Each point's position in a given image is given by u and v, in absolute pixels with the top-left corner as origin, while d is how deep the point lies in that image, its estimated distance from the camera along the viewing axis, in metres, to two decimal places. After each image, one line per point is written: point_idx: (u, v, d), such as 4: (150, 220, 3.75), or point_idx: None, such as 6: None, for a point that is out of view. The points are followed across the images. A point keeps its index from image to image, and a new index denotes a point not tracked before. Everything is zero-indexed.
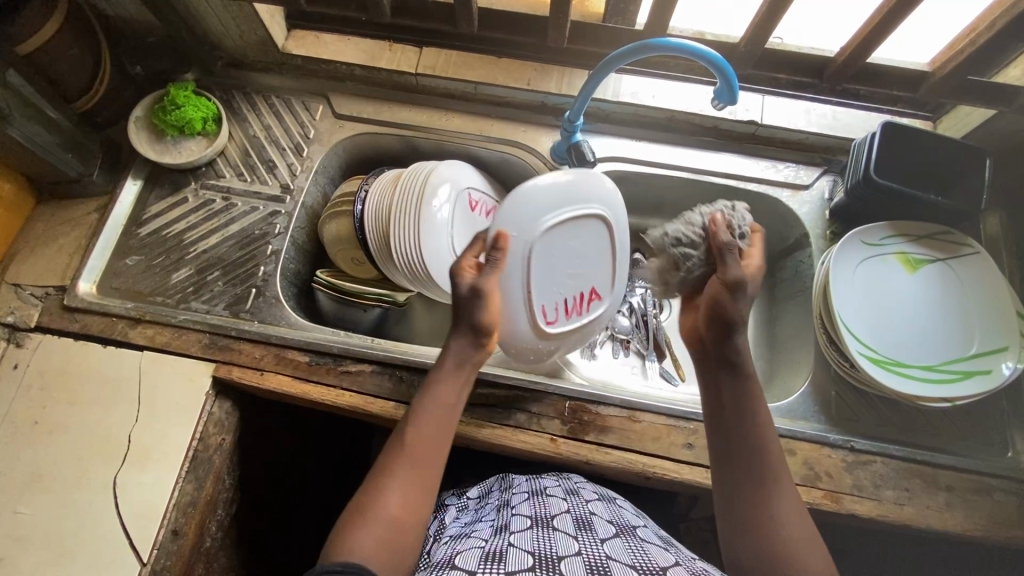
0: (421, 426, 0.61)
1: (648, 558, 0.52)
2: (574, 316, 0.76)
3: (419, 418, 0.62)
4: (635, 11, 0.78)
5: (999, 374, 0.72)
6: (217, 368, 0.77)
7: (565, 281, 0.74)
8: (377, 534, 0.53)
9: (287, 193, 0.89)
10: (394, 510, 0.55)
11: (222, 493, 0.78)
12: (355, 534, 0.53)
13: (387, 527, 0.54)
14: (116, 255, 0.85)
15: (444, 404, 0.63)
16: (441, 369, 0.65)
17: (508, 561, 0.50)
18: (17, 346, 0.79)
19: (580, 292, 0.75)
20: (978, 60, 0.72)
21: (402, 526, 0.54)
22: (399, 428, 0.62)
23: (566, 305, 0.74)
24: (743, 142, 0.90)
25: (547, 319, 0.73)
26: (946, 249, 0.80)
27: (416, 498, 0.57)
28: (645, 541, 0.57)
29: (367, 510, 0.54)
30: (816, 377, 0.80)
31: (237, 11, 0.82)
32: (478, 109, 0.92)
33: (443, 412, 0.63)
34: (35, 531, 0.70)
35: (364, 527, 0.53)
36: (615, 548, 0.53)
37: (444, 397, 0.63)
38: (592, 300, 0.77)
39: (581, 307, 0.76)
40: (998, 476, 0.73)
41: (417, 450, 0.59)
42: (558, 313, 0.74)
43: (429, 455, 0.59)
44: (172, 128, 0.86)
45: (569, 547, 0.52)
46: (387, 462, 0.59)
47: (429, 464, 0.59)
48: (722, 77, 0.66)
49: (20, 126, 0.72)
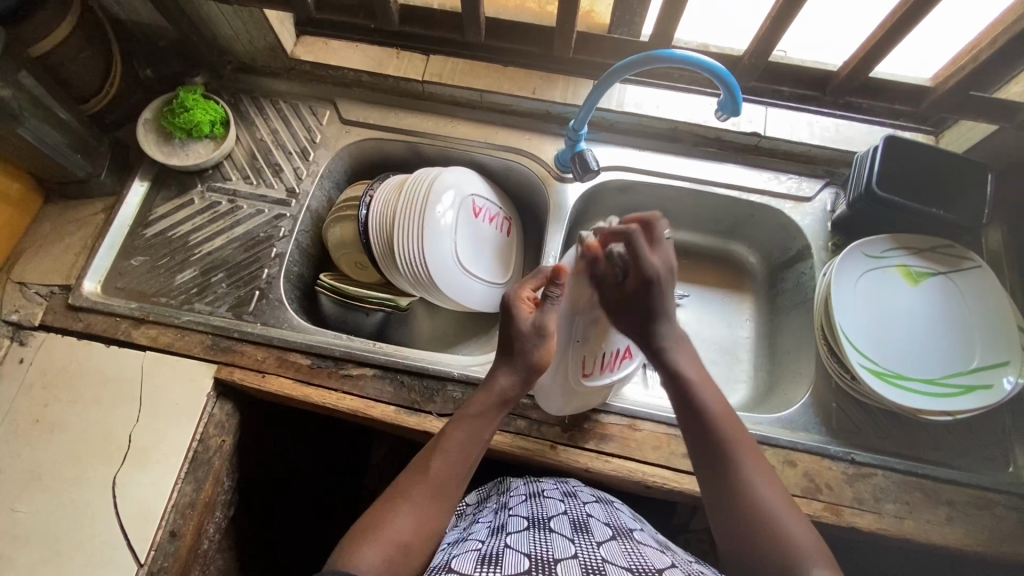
0: (447, 455, 0.61)
1: (644, 561, 0.52)
2: (609, 371, 0.72)
3: (446, 448, 0.62)
4: (640, 22, 0.79)
5: (1000, 388, 0.72)
6: (220, 369, 0.77)
7: (612, 336, 0.71)
8: (386, 554, 0.52)
9: (293, 197, 0.90)
10: (407, 534, 0.55)
11: (220, 496, 0.78)
12: (364, 548, 0.53)
13: (396, 549, 0.53)
14: (121, 255, 0.86)
15: (472, 439, 0.63)
16: (476, 400, 0.66)
17: (504, 563, 0.49)
18: (20, 344, 0.79)
19: (621, 347, 0.72)
20: (979, 75, 0.73)
21: (412, 549, 0.54)
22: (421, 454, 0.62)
23: (604, 359, 0.71)
24: (746, 153, 0.91)
25: (586, 371, 0.70)
26: (948, 264, 0.80)
27: (425, 527, 0.56)
28: (642, 544, 0.56)
29: (379, 530, 0.55)
30: (817, 388, 0.80)
31: (247, 17, 0.83)
32: (483, 117, 0.93)
33: (468, 445, 0.63)
34: (33, 530, 0.70)
35: (373, 545, 0.53)
36: (611, 551, 0.53)
37: (473, 429, 0.64)
38: (625, 359, 0.74)
39: (616, 363, 0.73)
40: (998, 491, 0.72)
41: (437, 479, 0.60)
42: (595, 367, 0.71)
43: (450, 485, 0.60)
44: (179, 131, 0.87)
45: (565, 549, 0.52)
46: (406, 486, 0.59)
47: (445, 493, 0.59)
48: (726, 89, 0.67)
49: (32, 126, 0.73)
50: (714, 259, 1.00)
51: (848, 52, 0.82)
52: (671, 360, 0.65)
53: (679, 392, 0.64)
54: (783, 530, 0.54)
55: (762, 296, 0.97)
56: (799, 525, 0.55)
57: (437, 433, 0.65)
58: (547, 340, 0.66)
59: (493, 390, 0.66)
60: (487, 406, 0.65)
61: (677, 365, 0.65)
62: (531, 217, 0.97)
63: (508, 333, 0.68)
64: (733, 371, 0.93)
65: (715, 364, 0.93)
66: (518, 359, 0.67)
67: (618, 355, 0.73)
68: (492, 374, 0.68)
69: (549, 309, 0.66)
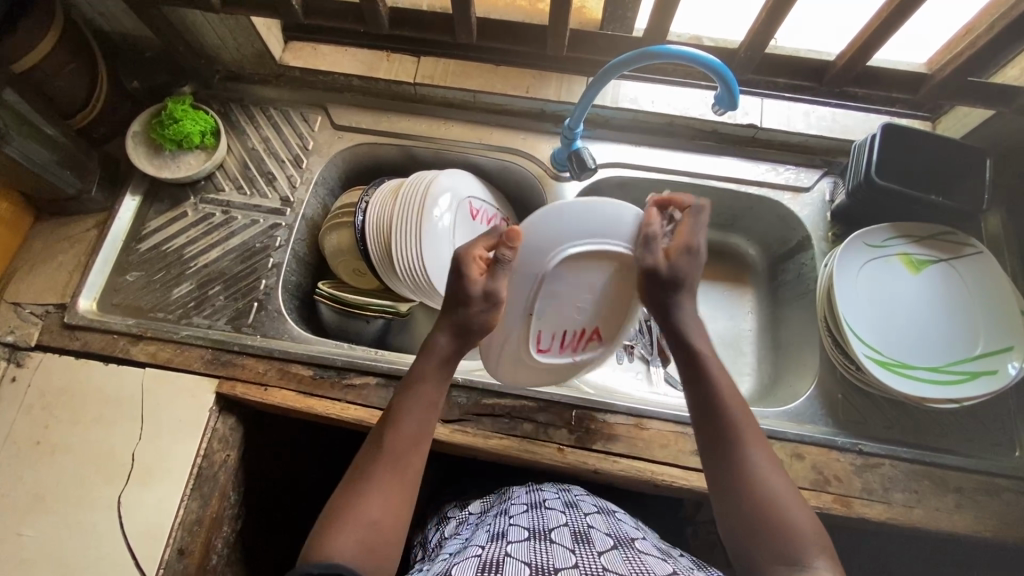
0: (404, 420, 0.60)
1: (645, 569, 0.52)
2: (568, 351, 0.73)
3: (400, 415, 0.60)
4: (632, 17, 0.77)
5: (1006, 373, 0.72)
6: (221, 384, 0.76)
7: (575, 315, 0.70)
8: (358, 539, 0.51)
9: (288, 206, 0.89)
10: (376, 513, 0.54)
11: (227, 510, 0.77)
12: (335, 536, 0.51)
13: (368, 531, 0.52)
14: (116, 272, 0.85)
15: (425, 403, 0.62)
16: (433, 355, 0.63)
17: (505, 572, 0.49)
18: (17, 365, 0.78)
19: (585, 328, 0.72)
20: (978, 60, 0.72)
21: (385, 528, 0.53)
22: (381, 428, 0.60)
23: (563, 337, 0.71)
24: (743, 146, 0.90)
25: (540, 346, 0.71)
26: (949, 250, 0.80)
27: (395, 500, 0.55)
28: (643, 553, 0.56)
29: (347, 514, 0.53)
30: (822, 380, 0.80)
31: (234, 25, 0.82)
32: (477, 118, 0.92)
33: (430, 407, 0.62)
34: (38, 554, 0.69)
35: (345, 531, 0.52)
36: (612, 559, 0.53)
37: (423, 391, 0.62)
38: (593, 341, 0.73)
39: (580, 343, 0.73)
40: (1006, 476, 0.72)
41: (398, 453, 0.58)
42: (551, 343, 0.71)
43: (412, 451, 0.59)
44: (170, 142, 0.86)
45: (565, 559, 0.52)
46: (368, 462, 0.58)
47: (408, 463, 0.58)
48: (722, 82, 0.66)
49: (18, 144, 0.72)
50: (714, 252, 1.00)
51: (845, 41, 0.81)
52: (684, 327, 0.64)
53: (688, 359, 0.63)
54: (783, 515, 0.53)
55: (763, 289, 0.97)
56: (799, 511, 0.54)
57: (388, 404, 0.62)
58: (497, 306, 0.63)
59: (433, 350, 0.63)
60: (431, 369, 0.63)
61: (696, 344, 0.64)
62: None
63: (459, 311, 0.63)
64: (737, 365, 0.92)
65: (717, 357, 0.93)
66: (472, 336, 0.64)
67: (582, 336, 0.72)
68: (433, 337, 0.64)
69: (500, 275, 0.62)
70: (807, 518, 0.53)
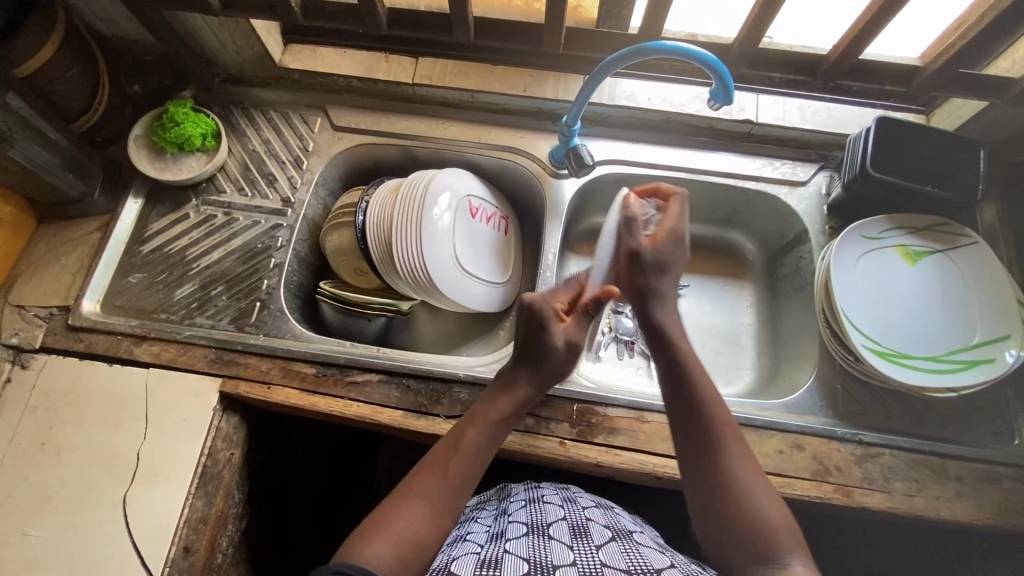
0: (467, 453, 0.63)
1: (643, 562, 0.53)
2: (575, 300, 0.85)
3: (467, 445, 0.63)
4: (628, 15, 0.78)
5: (1003, 362, 0.73)
6: (224, 383, 0.77)
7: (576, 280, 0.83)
8: (394, 546, 0.53)
9: (289, 206, 0.89)
10: (414, 528, 0.56)
11: (232, 509, 0.78)
12: (374, 541, 0.53)
13: (406, 544, 0.54)
14: (119, 274, 0.85)
15: (492, 440, 0.65)
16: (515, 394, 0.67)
17: (503, 569, 0.50)
18: (22, 367, 0.78)
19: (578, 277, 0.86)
20: (970, 52, 0.73)
21: (420, 545, 0.55)
22: (446, 446, 0.63)
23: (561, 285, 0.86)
24: (739, 141, 0.91)
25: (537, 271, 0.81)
26: (945, 241, 0.81)
27: (434, 523, 0.57)
28: (640, 545, 0.57)
29: (390, 521, 0.55)
30: (821, 371, 0.80)
31: (234, 27, 0.83)
32: (475, 117, 0.93)
33: (495, 441, 0.65)
34: (45, 553, 0.69)
35: (382, 536, 0.54)
36: (610, 554, 0.54)
37: (499, 425, 0.66)
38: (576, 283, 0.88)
39: None
40: (1007, 464, 0.73)
41: (453, 477, 0.61)
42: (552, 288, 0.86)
43: (465, 484, 0.61)
44: (172, 145, 0.86)
45: (564, 555, 0.53)
46: (423, 474, 0.61)
47: (457, 491, 0.60)
48: (717, 78, 0.67)
49: (21, 147, 0.73)
50: (713, 247, 1.00)
51: (838, 35, 0.82)
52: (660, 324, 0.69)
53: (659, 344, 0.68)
54: (757, 510, 0.56)
55: (761, 283, 0.97)
56: (775, 508, 0.56)
57: (457, 428, 0.65)
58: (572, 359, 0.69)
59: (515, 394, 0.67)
60: (512, 411, 0.67)
61: (658, 322, 0.68)
62: (531, 217, 0.97)
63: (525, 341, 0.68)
64: (737, 359, 0.93)
65: (717, 352, 0.94)
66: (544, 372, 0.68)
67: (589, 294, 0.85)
68: (517, 372, 0.68)
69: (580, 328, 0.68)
70: (782, 517, 0.55)
